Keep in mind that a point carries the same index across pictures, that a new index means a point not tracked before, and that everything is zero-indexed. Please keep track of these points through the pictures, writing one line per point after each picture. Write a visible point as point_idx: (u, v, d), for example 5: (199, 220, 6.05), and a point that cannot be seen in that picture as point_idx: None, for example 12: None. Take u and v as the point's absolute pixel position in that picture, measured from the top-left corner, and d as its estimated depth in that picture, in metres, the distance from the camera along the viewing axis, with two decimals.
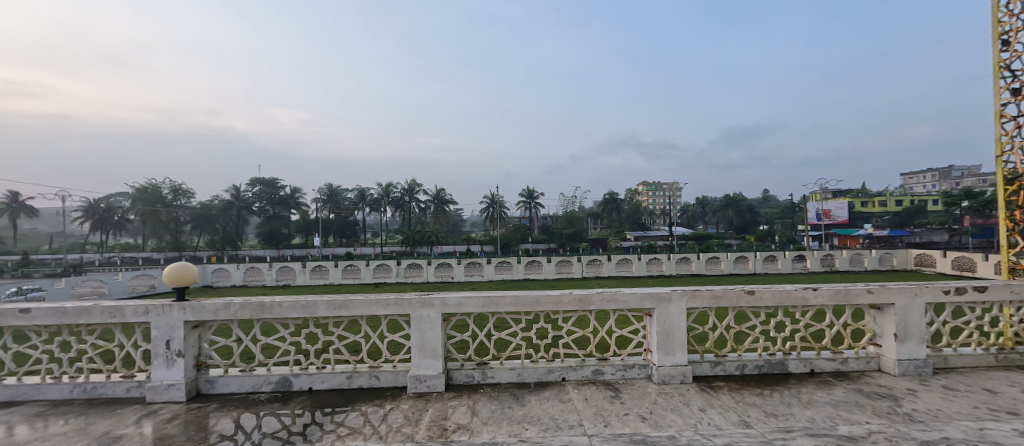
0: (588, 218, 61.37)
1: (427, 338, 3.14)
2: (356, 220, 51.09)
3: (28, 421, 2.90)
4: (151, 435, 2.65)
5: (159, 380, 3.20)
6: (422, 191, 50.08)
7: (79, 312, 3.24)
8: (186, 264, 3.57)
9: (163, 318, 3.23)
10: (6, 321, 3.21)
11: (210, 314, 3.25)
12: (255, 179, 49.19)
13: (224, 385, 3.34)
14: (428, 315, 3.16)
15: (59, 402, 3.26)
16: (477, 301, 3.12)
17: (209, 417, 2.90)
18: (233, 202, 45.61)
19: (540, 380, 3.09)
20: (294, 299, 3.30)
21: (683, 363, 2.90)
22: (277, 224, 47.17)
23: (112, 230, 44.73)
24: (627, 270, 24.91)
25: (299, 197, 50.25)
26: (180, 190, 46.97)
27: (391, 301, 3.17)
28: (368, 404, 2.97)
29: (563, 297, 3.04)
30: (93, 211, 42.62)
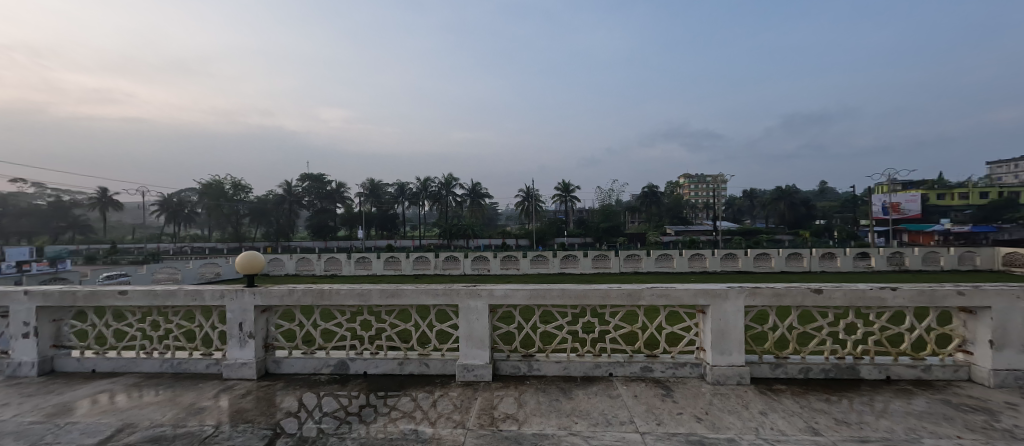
0: (626, 212, 59.73)
1: (474, 329, 3.21)
2: (396, 214, 52.78)
3: (127, 391, 3.31)
4: (229, 409, 2.92)
5: (234, 359, 3.52)
6: (458, 184, 51.03)
7: (167, 295, 3.63)
8: (255, 253, 3.87)
9: (236, 302, 3.54)
10: (107, 301, 3.65)
11: (276, 300, 3.53)
12: (305, 175, 51.98)
13: (288, 366, 3.61)
14: (475, 307, 3.23)
15: (151, 374, 3.68)
16: (524, 293, 3.15)
17: (277, 395, 3.16)
18: (285, 196, 48.62)
19: (586, 374, 3.07)
20: (350, 288, 3.47)
21: (740, 363, 2.77)
22: (325, 217, 49.64)
23: (183, 222, 49.28)
24: (667, 266, 24.02)
25: (344, 191, 52.43)
26: (241, 185, 51.14)
27: (440, 291, 3.27)
28: (419, 390, 3.10)
29: (610, 291, 2.99)
30: (167, 205, 47.21)
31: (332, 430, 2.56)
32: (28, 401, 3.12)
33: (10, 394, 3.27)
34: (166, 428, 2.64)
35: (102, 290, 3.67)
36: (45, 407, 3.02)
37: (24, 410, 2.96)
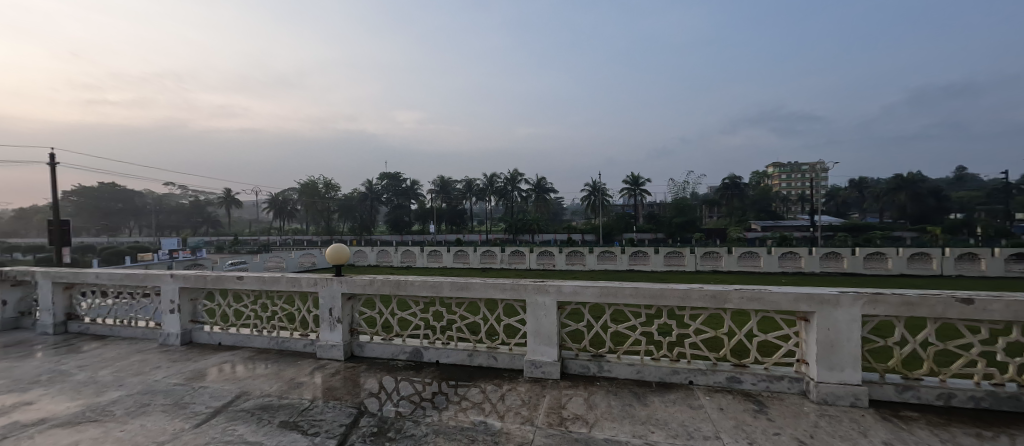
0: (703, 206, 55.33)
1: (542, 325, 3.16)
2: (464, 209, 54.68)
3: (244, 363, 3.82)
4: (322, 386, 3.23)
5: (325, 341, 3.89)
6: (524, 180, 51.32)
7: (273, 280, 4.13)
8: (341, 245, 4.22)
9: (327, 289, 3.91)
10: (229, 284, 4.24)
11: (359, 288, 3.81)
12: (383, 174, 56.07)
13: (370, 350, 3.88)
14: (543, 304, 3.17)
15: (261, 350, 4.21)
16: (594, 291, 3.01)
17: (361, 376, 3.41)
18: (367, 194, 53.10)
19: (662, 380, 2.86)
20: (424, 280, 3.62)
21: (853, 382, 2.36)
22: (401, 213, 53.23)
23: (285, 217, 56.26)
24: (751, 265, 21.74)
25: (417, 188, 55.69)
26: (331, 184, 57.07)
27: (508, 286, 3.27)
28: (487, 382, 3.14)
29: (690, 291, 2.74)
30: (274, 202, 54.45)
31: (407, 413, 2.70)
32: (173, 366, 3.75)
33: (161, 358, 3.97)
34: (271, 399, 3.00)
35: (225, 276, 4.27)
36: (186, 371, 3.61)
37: (171, 372, 3.57)
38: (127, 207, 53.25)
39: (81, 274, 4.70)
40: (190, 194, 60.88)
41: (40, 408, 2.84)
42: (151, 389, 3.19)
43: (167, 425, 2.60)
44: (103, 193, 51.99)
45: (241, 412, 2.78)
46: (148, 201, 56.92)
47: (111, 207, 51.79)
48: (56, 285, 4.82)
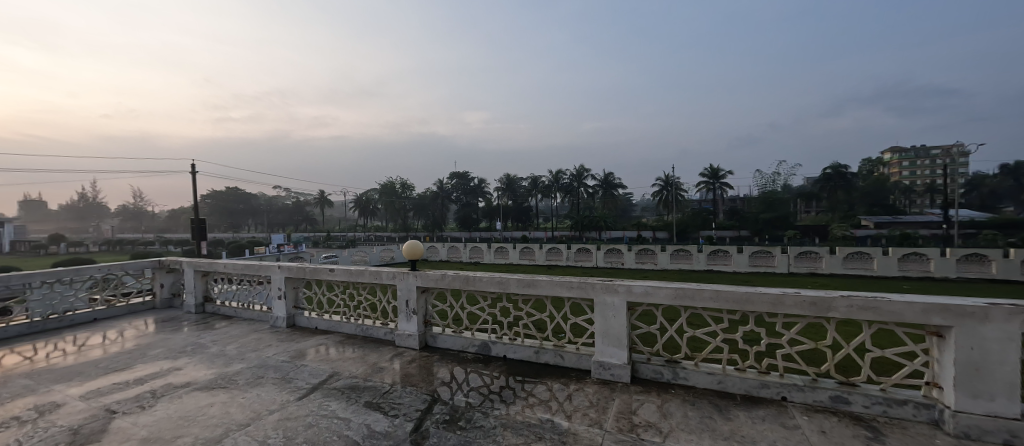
0: (798, 199, 49.04)
1: (611, 326, 3.05)
2: (530, 206, 54.87)
3: (335, 346, 4.25)
4: (400, 372, 3.47)
5: (403, 331, 4.17)
6: (590, 176, 50.09)
7: (358, 273, 4.54)
8: (416, 241, 4.49)
9: (404, 282, 4.19)
10: (323, 275, 4.75)
11: (431, 282, 4.01)
12: (453, 173, 58.49)
13: (442, 341, 4.07)
14: (611, 304, 3.05)
15: (349, 336, 4.64)
16: (668, 292, 2.82)
17: (434, 365, 3.60)
18: (438, 192, 55.99)
19: (749, 393, 2.59)
20: (491, 275, 3.69)
21: (1008, 416, 1.91)
22: (469, 210, 55.08)
23: (368, 215, 61.58)
24: (861, 268, 18.72)
25: (484, 187, 57.29)
26: (407, 185, 61.16)
27: (575, 284, 3.21)
28: (554, 381, 3.11)
29: (784, 297, 2.44)
30: (359, 202, 59.96)
31: (476, 405, 2.78)
32: (280, 345, 4.31)
33: (272, 337, 4.58)
34: (358, 380, 3.29)
35: (320, 268, 4.79)
36: (289, 350, 4.11)
37: (279, 350, 4.10)
38: (246, 208, 62.69)
39: (214, 264, 5.60)
40: (293, 196, 69.64)
41: (187, 373, 3.45)
42: (265, 364, 3.70)
43: (277, 396, 3.00)
44: (228, 195, 61.77)
45: (333, 390, 3.10)
46: (261, 202, 66.25)
47: (234, 208, 61.26)
48: (196, 272, 5.79)
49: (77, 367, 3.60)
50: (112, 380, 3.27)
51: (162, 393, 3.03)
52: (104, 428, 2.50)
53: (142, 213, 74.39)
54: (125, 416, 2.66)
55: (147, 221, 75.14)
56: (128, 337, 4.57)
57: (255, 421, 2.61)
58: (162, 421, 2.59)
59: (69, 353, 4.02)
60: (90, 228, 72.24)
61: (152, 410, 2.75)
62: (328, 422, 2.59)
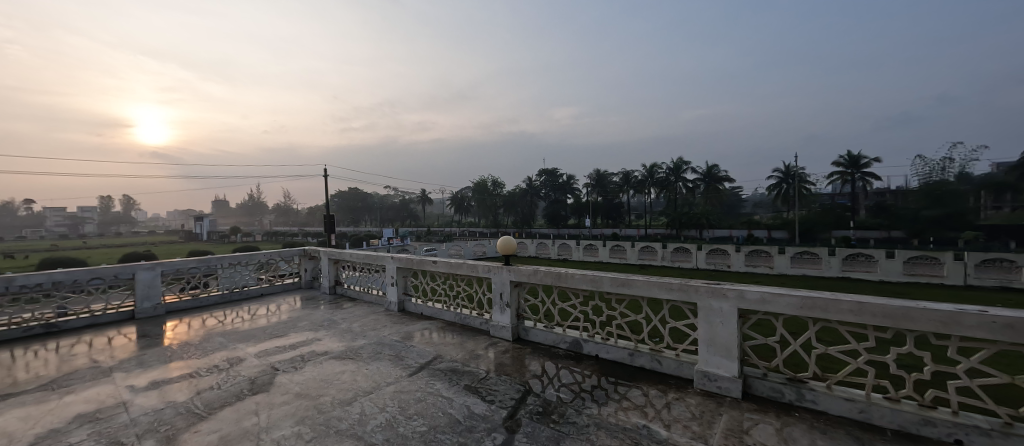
0: (980, 191, 38.21)
1: (717, 333, 2.78)
2: (621, 203, 51.79)
3: (437, 331, 4.66)
4: (495, 361, 3.65)
5: (498, 322, 4.37)
6: (691, 168, 45.92)
7: (458, 265, 4.88)
8: (509, 237, 4.66)
9: (499, 275, 4.37)
10: (428, 266, 5.22)
11: (524, 276, 4.12)
12: (542, 170, 58.06)
13: (535, 335, 4.15)
14: (719, 309, 2.78)
15: (450, 323, 5.03)
16: (792, 300, 2.46)
17: (527, 358, 3.70)
18: (528, 189, 56.94)
19: (902, 430, 2.14)
20: (583, 273, 3.64)
21: None
22: (558, 207, 54.39)
23: (463, 212, 65.55)
24: None
25: (573, 183, 56.39)
26: (498, 182, 63.45)
27: (675, 286, 3.00)
28: (651, 386, 2.96)
29: (958, 315, 1.95)
30: (455, 199, 64.29)
31: (569, 401, 2.79)
32: (393, 326, 4.89)
33: (386, 319, 5.21)
34: (458, 364, 3.57)
35: (425, 260, 5.26)
36: (400, 331, 4.62)
37: (392, 331, 4.64)
38: (363, 205, 71.79)
39: (342, 253, 6.54)
40: (399, 194, 77.54)
41: (324, 343, 4.12)
42: (381, 341, 4.22)
43: (392, 370, 3.41)
44: (350, 195, 71.53)
45: (437, 371, 3.41)
46: (374, 200, 75.17)
47: (354, 205, 70.73)
48: (330, 260, 6.84)
49: (252, 331, 4.56)
50: (274, 344, 4.08)
51: (308, 358, 3.67)
52: (272, 381, 3.14)
53: (288, 210, 90.21)
54: (284, 373, 3.30)
55: (292, 217, 91.16)
56: (283, 310, 5.63)
57: (376, 390, 3.00)
58: (308, 380, 3.14)
59: (246, 320, 5.12)
60: (254, 223, 90.45)
61: (301, 370, 3.36)
62: (434, 398, 2.86)
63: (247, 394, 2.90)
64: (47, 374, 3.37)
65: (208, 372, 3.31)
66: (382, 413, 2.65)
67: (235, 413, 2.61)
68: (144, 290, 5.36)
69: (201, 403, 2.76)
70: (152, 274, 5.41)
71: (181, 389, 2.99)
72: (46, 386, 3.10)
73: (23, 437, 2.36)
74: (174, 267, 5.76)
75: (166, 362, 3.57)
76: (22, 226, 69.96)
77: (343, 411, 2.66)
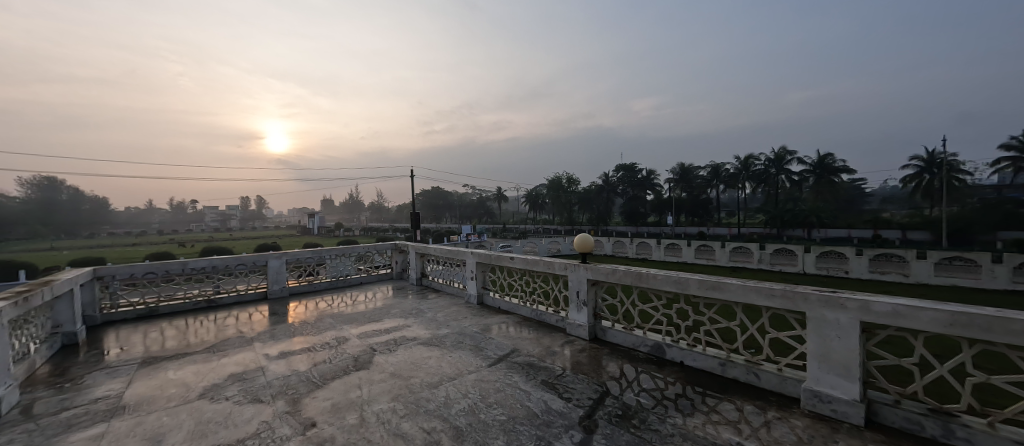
0: None
1: (832, 349, 2.42)
2: (709, 199, 47.35)
3: (514, 325, 4.77)
4: (571, 359, 3.62)
5: (574, 321, 4.33)
6: (796, 159, 40.23)
7: (534, 262, 4.93)
8: (587, 235, 4.59)
9: (576, 273, 4.32)
10: (505, 262, 5.36)
11: (602, 275, 4.00)
12: (619, 165, 55.54)
13: (613, 336, 4.03)
14: (835, 321, 2.40)
15: (526, 318, 5.12)
16: (935, 316, 2.04)
17: (604, 359, 3.61)
18: (604, 186, 54.81)
19: None
20: (667, 274, 3.42)
21: None
22: (637, 204, 51.48)
23: (538, 209, 65.80)
24: None
25: (654, 178, 53.01)
26: (573, 179, 62.47)
27: (779, 292, 2.69)
28: (746, 401, 2.68)
29: None
30: (530, 196, 64.84)
31: (650, 407, 2.67)
32: (473, 318, 5.13)
33: (467, 311, 5.49)
34: (535, 359, 3.62)
35: (503, 256, 5.43)
36: (479, 323, 4.84)
37: (472, 322, 4.88)
38: (444, 203, 76.16)
39: (428, 248, 7.03)
40: (477, 193, 80.59)
41: (413, 330, 4.49)
42: (462, 332, 4.46)
43: (473, 359, 3.59)
44: (433, 194, 76.33)
45: (514, 363, 3.50)
46: (454, 198, 79.24)
47: (437, 203, 75.44)
48: (417, 254, 7.39)
49: (354, 315, 5.16)
50: (373, 327, 4.56)
51: (400, 342, 4.04)
52: (371, 360, 3.51)
53: (381, 208, 99.56)
54: (382, 354, 3.68)
55: (384, 214, 100.31)
56: (378, 298, 6.27)
57: (460, 376, 3.18)
58: (401, 362, 3.46)
59: (349, 304, 5.80)
60: (353, 219, 101.49)
61: (395, 353, 3.71)
62: (513, 390, 2.94)
63: (351, 370, 3.29)
64: (209, 339, 4.20)
65: (323, 347, 3.84)
66: (465, 398, 2.80)
67: (344, 385, 2.99)
68: (274, 275, 6.37)
69: (317, 373, 3.20)
70: (279, 262, 6.39)
71: (303, 360, 3.50)
72: (208, 350, 3.86)
73: (196, 387, 2.98)
74: (296, 257, 6.73)
75: (291, 337, 4.21)
76: (189, 220, 87.81)
77: (432, 393, 2.87)
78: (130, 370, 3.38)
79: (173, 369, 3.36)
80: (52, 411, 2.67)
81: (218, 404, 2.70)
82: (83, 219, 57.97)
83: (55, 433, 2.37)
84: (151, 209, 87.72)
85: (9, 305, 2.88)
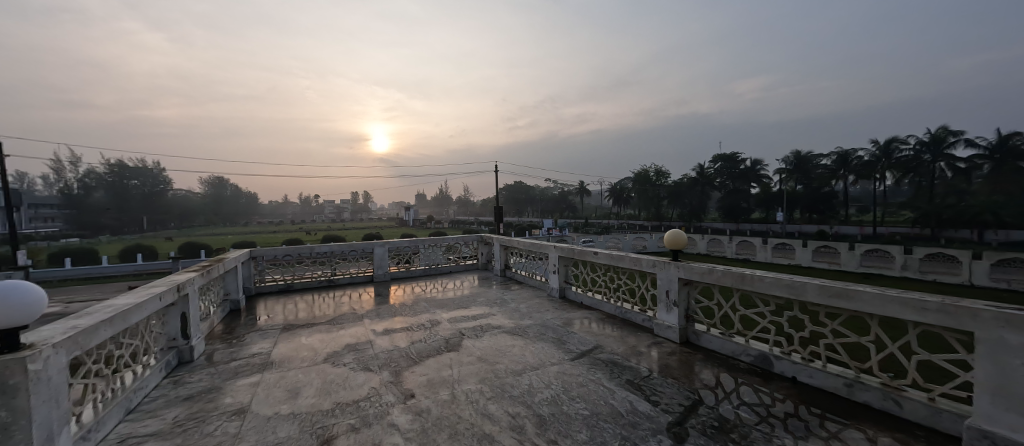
0: None
1: (1014, 382, 1.90)
2: (833, 192, 40.32)
3: (596, 322, 4.68)
4: (658, 361, 3.44)
5: (663, 322, 4.08)
6: (963, 141, 32.05)
7: (620, 258, 4.75)
8: (678, 231, 4.27)
9: (665, 272, 4.07)
10: (589, 258, 5.27)
11: (697, 276, 3.70)
12: (717, 156, 50.24)
13: (708, 341, 3.71)
14: (1019, 345, 1.87)
15: (610, 315, 4.98)
16: None
17: (698, 364, 3.35)
18: (698, 179, 49.96)
19: None
20: (778, 277, 3.03)
21: None
22: (738, 198, 46.07)
23: (623, 204, 63.00)
24: None
25: (761, 169, 47.00)
26: (662, 172, 58.41)
27: (931, 307, 2.20)
28: (880, 432, 2.26)
29: None
30: (615, 191, 62.31)
31: (752, 423, 2.41)
32: (555, 311, 5.17)
33: (548, 304, 5.54)
34: (619, 358, 3.52)
35: (587, 251, 5.32)
36: (561, 317, 4.86)
37: (554, 315, 4.92)
38: (527, 197, 77.47)
39: (512, 241, 7.21)
40: (559, 187, 80.17)
41: (497, 318, 4.69)
42: (545, 324, 4.52)
43: (555, 352, 3.63)
44: (516, 188, 78.06)
45: (598, 360, 3.44)
46: (536, 192, 79.94)
47: (519, 197, 77.10)
48: (502, 247, 7.64)
49: (445, 300, 5.58)
50: (461, 313, 4.87)
51: (486, 329, 4.25)
52: (459, 343, 3.76)
53: (468, 202, 105.00)
54: (469, 338, 3.92)
55: (470, 208, 105.51)
56: (465, 286, 6.70)
57: (542, 367, 3.24)
58: (488, 347, 3.66)
59: (440, 291, 6.30)
60: (442, 213, 108.74)
61: (481, 339, 3.92)
62: (596, 386, 2.91)
63: (444, 351, 3.56)
64: (329, 313, 4.92)
65: (418, 328, 4.22)
66: (548, 389, 2.85)
67: (437, 363, 3.26)
68: (378, 260, 7.17)
69: (414, 351, 3.53)
70: (383, 249, 7.16)
71: (403, 338, 3.89)
72: (329, 322, 4.52)
73: (322, 352, 3.53)
74: (396, 245, 7.50)
75: (392, 316, 4.72)
76: (312, 212, 103.23)
77: (516, 380, 2.98)
78: (275, 333, 4.12)
79: (304, 336, 4.02)
80: (225, 360, 3.38)
81: (338, 368, 3.16)
82: (240, 210, 72.25)
83: (228, 377, 3.01)
84: (285, 202, 105.19)
85: (197, 274, 3.76)
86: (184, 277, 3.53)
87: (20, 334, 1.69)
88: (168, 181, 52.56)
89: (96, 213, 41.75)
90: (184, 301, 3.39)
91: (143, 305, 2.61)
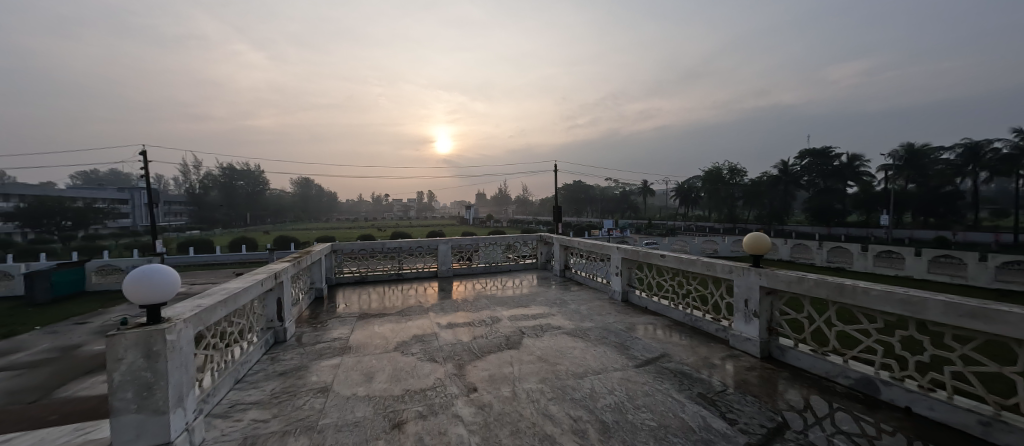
0: None
1: None
2: (956, 192, 34.11)
3: (663, 329, 4.43)
4: (735, 376, 3.16)
5: (740, 332, 3.75)
6: None
7: (690, 262, 4.45)
8: (760, 234, 3.88)
9: (744, 279, 3.73)
10: (654, 261, 5.00)
11: (782, 284, 3.33)
12: (804, 151, 45.02)
13: (796, 359, 3.32)
14: None
15: (678, 323, 4.68)
16: None
17: (782, 383, 3.02)
18: (781, 177, 44.57)
19: None
20: (888, 290, 2.61)
21: None
22: (830, 199, 40.58)
23: (691, 204, 59.10)
24: None
25: (860, 165, 41.31)
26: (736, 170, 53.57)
27: None
28: None
29: None
30: (681, 190, 58.16)
31: None
32: (618, 315, 4.98)
33: (609, 307, 5.36)
34: (689, 368, 3.29)
35: (652, 253, 5.05)
36: (624, 321, 4.68)
37: (616, 319, 4.74)
38: (586, 196, 76.02)
39: (571, 241, 7.11)
40: (621, 186, 77.38)
41: (558, 319, 4.65)
42: (606, 327, 4.39)
43: (618, 357, 3.49)
44: (575, 187, 76.99)
45: (665, 369, 3.25)
46: (596, 192, 78.01)
47: (578, 197, 76.01)
48: (561, 247, 7.55)
49: (505, 298, 5.67)
50: (521, 312, 4.91)
51: (546, 329, 4.23)
52: (520, 341, 3.79)
53: (526, 202, 105.80)
54: (529, 337, 3.93)
55: (529, 207, 106.24)
56: (525, 285, 6.73)
57: (605, 372, 3.15)
58: (548, 348, 3.63)
59: (499, 288, 6.42)
60: (501, 212, 110.62)
61: (542, 338, 3.90)
62: (663, 397, 2.75)
63: (504, 348, 3.61)
64: (398, 305, 5.25)
65: (480, 324, 4.32)
66: (611, 395, 2.75)
67: (498, 360, 3.31)
68: (442, 257, 7.48)
69: (476, 346, 3.62)
70: (447, 247, 7.45)
71: (465, 333, 4.02)
72: (398, 313, 4.81)
73: (393, 341, 3.76)
74: (458, 243, 7.77)
75: (455, 311, 4.89)
76: (382, 210, 111.28)
77: (577, 383, 2.92)
78: (352, 321, 4.48)
79: (376, 325, 4.31)
80: (311, 342, 3.76)
81: (406, 357, 3.35)
82: (323, 208, 80.25)
83: (313, 358, 3.34)
84: (360, 202, 114.55)
85: (291, 264, 4.24)
86: (280, 267, 4.00)
87: (160, 310, 2.00)
88: (266, 182, 60.17)
89: (211, 209, 49.03)
90: (280, 288, 3.84)
91: (249, 290, 2.99)
